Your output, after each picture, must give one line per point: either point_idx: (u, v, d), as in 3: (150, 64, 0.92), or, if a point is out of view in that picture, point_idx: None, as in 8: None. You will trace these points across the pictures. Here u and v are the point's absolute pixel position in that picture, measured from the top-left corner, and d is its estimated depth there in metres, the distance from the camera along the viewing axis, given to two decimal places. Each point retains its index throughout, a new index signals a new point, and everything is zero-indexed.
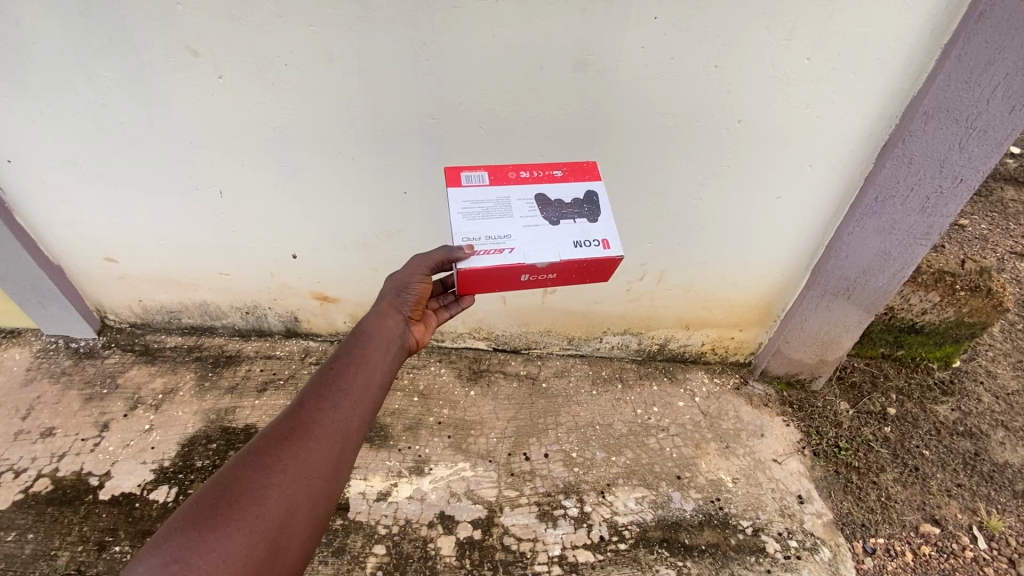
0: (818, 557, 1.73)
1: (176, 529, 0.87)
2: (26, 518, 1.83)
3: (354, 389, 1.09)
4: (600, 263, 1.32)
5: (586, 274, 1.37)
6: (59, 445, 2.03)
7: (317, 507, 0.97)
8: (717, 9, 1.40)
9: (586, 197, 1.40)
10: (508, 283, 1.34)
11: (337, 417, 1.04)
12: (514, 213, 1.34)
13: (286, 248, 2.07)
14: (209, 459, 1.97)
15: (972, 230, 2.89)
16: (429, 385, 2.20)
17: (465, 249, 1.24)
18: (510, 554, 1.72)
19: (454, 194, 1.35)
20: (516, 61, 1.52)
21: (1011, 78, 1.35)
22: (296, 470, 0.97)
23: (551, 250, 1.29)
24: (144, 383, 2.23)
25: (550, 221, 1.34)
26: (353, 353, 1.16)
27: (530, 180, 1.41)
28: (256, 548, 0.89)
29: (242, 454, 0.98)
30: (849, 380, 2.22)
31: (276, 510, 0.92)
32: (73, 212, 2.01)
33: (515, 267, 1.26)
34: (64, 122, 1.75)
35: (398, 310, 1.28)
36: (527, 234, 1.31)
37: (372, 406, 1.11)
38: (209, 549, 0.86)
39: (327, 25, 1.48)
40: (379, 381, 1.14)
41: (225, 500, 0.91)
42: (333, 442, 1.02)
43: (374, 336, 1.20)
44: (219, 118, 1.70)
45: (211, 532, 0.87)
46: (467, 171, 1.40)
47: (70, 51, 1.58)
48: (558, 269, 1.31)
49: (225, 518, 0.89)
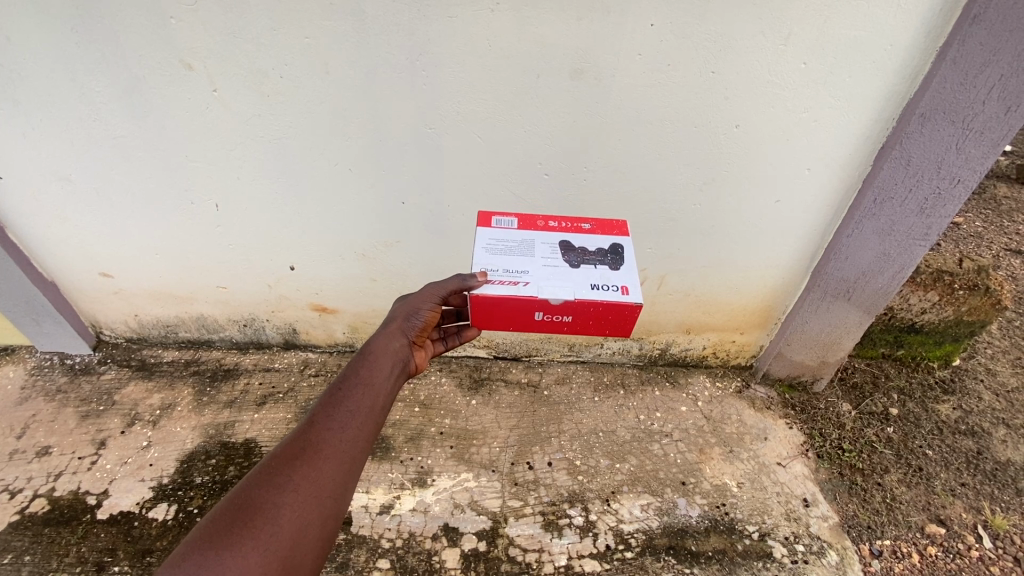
0: (826, 560, 1.72)
1: (193, 547, 0.84)
2: (22, 540, 1.79)
3: (361, 409, 1.10)
4: (618, 308, 1.30)
5: (603, 320, 1.34)
6: (56, 463, 2.00)
7: (327, 525, 0.95)
8: (712, 15, 1.41)
9: (611, 249, 1.43)
10: (523, 320, 1.35)
11: (345, 436, 1.04)
12: (535, 254, 1.41)
13: (284, 260, 2.05)
14: (209, 475, 1.94)
15: (967, 228, 2.92)
16: (430, 396, 2.19)
17: (474, 278, 1.29)
18: (516, 565, 1.70)
19: (482, 233, 1.47)
20: (513, 71, 1.52)
21: (1006, 80, 1.35)
22: (308, 489, 0.95)
23: (569, 290, 1.30)
24: (140, 399, 2.20)
25: (570, 263, 1.38)
26: (360, 373, 1.17)
27: (557, 230, 1.49)
28: (271, 567, 0.86)
29: (253, 474, 0.96)
30: (850, 381, 2.22)
31: (289, 529, 0.90)
32: (67, 227, 1.99)
33: (528, 300, 1.28)
34: (56, 137, 1.73)
35: (403, 333, 1.30)
36: (543, 271, 1.35)
37: (377, 427, 1.11)
38: (227, 567, 0.83)
39: (323, 37, 1.48)
40: (382, 403, 1.15)
41: (240, 519, 0.89)
42: (342, 461, 1.01)
43: (381, 357, 1.22)
44: (214, 132, 1.69)
45: (228, 550, 0.85)
46: (499, 217, 1.53)
47: (62, 66, 1.57)
48: (573, 310, 1.31)
49: (240, 537, 0.87)
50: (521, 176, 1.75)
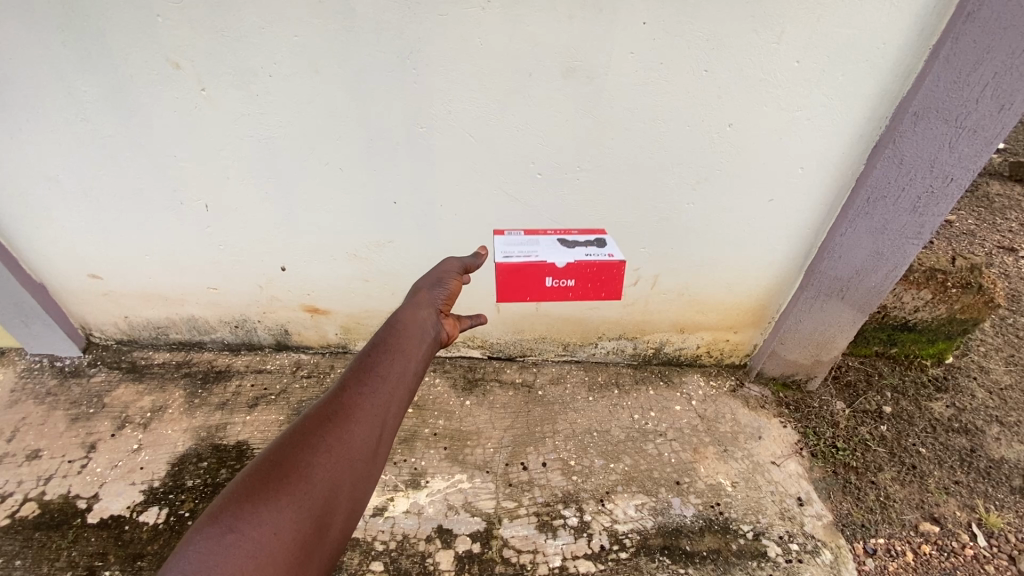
0: (820, 559, 1.72)
1: (228, 501, 0.83)
2: (11, 544, 1.77)
3: (392, 375, 1.09)
4: (607, 267, 1.71)
5: (598, 281, 1.73)
6: (45, 467, 1.98)
7: (358, 489, 0.94)
8: (705, 13, 1.40)
9: (599, 239, 1.83)
10: (536, 288, 1.72)
11: (377, 401, 1.03)
12: (541, 243, 1.77)
13: (275, 260, 2.03)
14: (200, 478, 1.93)
15: (960, 226, 2.93)
16: (424, 397, 2.18)
17: (479, 256, 1.54)
18: (511, 567, 1.69)
19: (497, 239, 1.78)
20: (505, 69, 1.51)
21: (999, 78, 1.35)
22: (340, 451, 0.94)
23: (569, 257, 1.72)
24: (131, 401, 2.18)
25: (569, 245, 1.77)
26: (391, 340, 1.16)
27: (555, 232, 1.84)
28: (305, 523, 0.85)
29: (287, 435, 0.95)
30: (844, 379, 2.22)
31: (322, 488, 0.89)
32: (56, 228, 1.97)
33: (539, 264, 1.69)
34: (43, 137, 1.71)
35: (430, 304, 1.30)
36: (550, 249, 1.75)
37: (408, 394, 1.10)
38: (262, 521, 0.82)
39: (312, 36, 1.46)
40: (414, 368, 1.14)
41: (275, 475, 0.88)
42: (373, 425, 1.00)
43: (411, 325, 1.21)
44: (203, 132, 1.67)
45: (264, 505, 0.83)
46: (510, 230, 1.85)
47: (47, 65, 1.55)
48: (575, 272, 1.70)
49: (276, 492, 0.86)
50: (513, 176, 1.74)
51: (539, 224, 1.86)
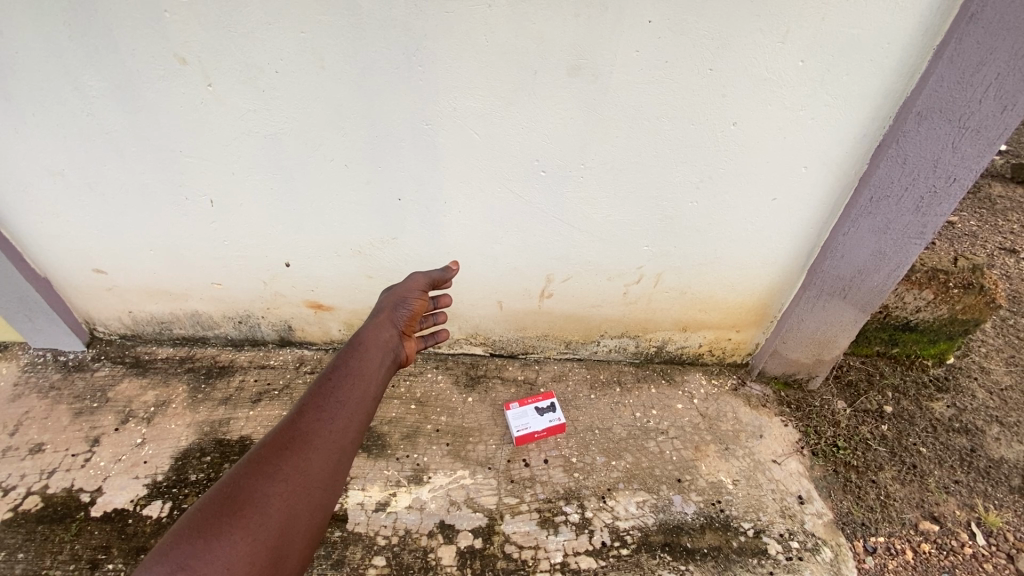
0: (820, 558, 1.73)
1: (181, 537, 0.84)
2: (15, 538, 1.78)
3: (351, 400, 1.12)
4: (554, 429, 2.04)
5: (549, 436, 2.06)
6: (48, 461, 1.98)
7: (316, 517, 0.96)
8: (710, 12, 1.40)
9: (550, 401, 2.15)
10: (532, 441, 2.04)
11: (335, 427, 1.06)
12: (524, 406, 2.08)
13: (279, 256, 2.04)
14: (203, 472, 1.93)
15: (962, 227, 2.93)
16: (427, 393, 2.19)
17: (451, 269, 1.60)
18: (512, 563, 1.70)
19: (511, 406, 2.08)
20: (510, 66, 1.51)
21: (1002, 79, 1.35)
22: (297, 479, 0.96)
23: (545, 420, 2.05)
24: (134, 396, 2.19)
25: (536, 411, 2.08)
26: (349, 365, 1.19)
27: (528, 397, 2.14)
28: (259, 556, 0.86)
29: (242, 465, 0.97)
30: (846, 379, 2.23)
31: (278, 519, 0.91)
32: (61, 223, 1.98)
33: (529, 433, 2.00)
34: (50, 132, 1.72)
35: (392, 325, 1.35)
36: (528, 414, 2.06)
37: (368, 417, 1.12)
38: (215, 557, 0.83)
39: (320, 32, 1.47)
40: (373, 393, 1.17)
41: (229, 507, 0.89)
42: (331, 451, 1.02)
43: (370, 348, 1.25)
44: (209, 128, 1.68)
45: (216, 539, 0.85)
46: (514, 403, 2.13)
47: (54, 60, 1.55)
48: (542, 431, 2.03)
49: (229, 526, 0.87)
50: (518, 174, 1.75)
51: (542, 221, 1.87)
